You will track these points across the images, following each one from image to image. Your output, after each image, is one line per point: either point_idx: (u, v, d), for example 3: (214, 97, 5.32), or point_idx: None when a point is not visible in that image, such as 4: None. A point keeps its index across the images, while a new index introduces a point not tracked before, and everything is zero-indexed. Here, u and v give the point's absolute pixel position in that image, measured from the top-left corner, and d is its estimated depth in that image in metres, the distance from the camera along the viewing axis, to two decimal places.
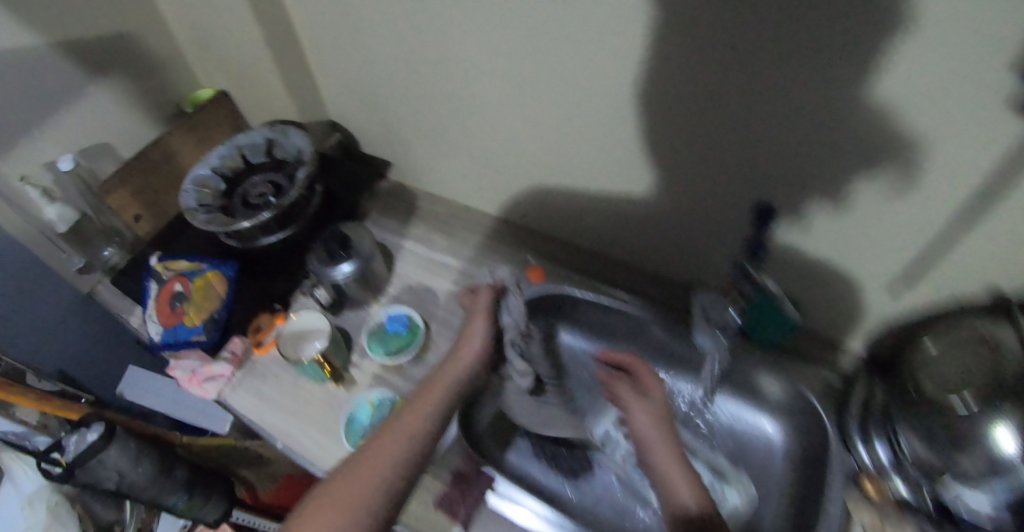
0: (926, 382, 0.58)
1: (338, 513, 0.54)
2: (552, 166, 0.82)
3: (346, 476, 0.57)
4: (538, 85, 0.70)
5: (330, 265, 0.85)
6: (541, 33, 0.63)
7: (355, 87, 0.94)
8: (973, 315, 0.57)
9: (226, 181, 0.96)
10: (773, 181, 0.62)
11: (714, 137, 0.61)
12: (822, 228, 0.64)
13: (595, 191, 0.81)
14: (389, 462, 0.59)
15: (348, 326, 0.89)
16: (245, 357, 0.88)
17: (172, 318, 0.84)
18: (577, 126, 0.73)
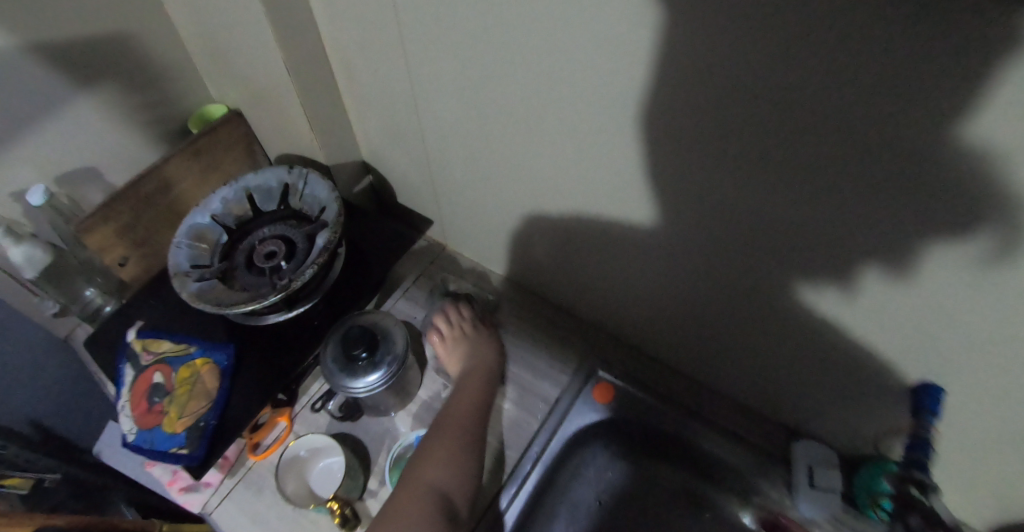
0: None
1: (449, 464, 0.63)
2: (660, 271, 0.66)
3: (435, 443, 0.65)
4: (665, 186, 0.53)
5: (351, 373, 0.66)
6: (701, 137, 0.45)
7: (404, 131, 0.76)
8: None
9: (229, 233, 0.78)
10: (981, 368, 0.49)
11: (839, 241, 0.46)
12: (879, 303, 0.49)
13: (710, 309, 0.66)
14: (468, 427, 0.67)
15: (366, 437, 0.72)
16: (238, 458, 0.72)
17: (151, 418, 0.68)
18: (705, 237, 0.56)
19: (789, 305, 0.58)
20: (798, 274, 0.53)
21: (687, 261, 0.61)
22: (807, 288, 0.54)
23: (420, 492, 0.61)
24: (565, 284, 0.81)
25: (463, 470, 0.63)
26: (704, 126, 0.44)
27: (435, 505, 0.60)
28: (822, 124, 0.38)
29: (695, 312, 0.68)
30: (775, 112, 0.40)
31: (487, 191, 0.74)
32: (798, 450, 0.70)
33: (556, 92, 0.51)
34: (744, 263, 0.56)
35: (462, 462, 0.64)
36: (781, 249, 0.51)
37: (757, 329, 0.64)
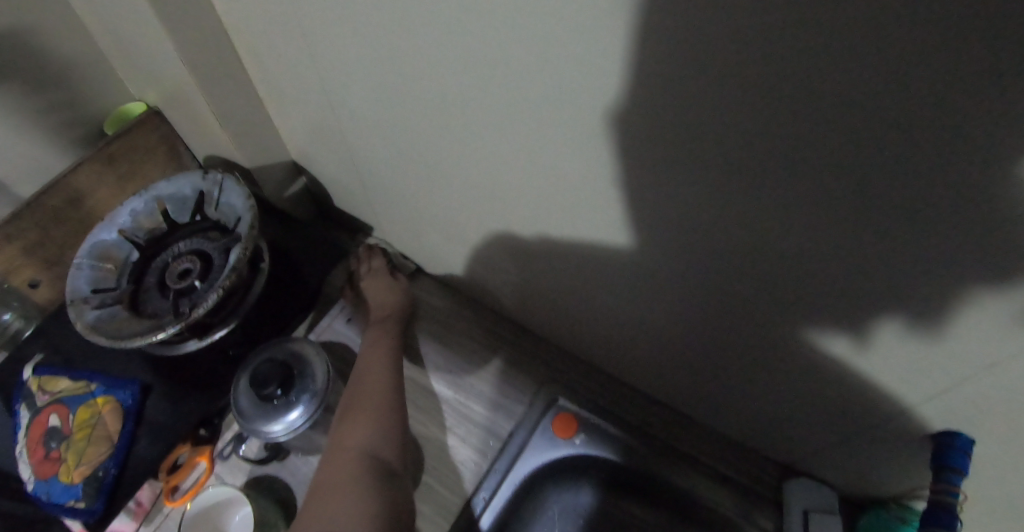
0: None
1: (374, 422, 0.56)
2: (630, 300, 0.54)
3: (351, 406, 0.57)
4: (617, 203, 0.41)
5: (264, 416, 0.55)
6: (654, 139, 0.33)
7: (328, 137, 0.65)
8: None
9: (139, 249, 0.68)
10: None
11: (834, 275, 0.34)
12: (886, 349, 0.39)
13: (692, 342, 0.54)
14: (386, 381, 0.60)
15: (293, 481, 0.62)
16: (153, 507, 0.63)
17: (48, 467, 0.59)
18: (673, 264, 0.44)
19: (783, 342, 0.45)
20: (791, 310, 0.41)
21: (657, 291, 0.49)
22: (805, 325, 0.42)
23: (348, 458, 0.53)
24: (526, 304, 0.69)
25: (392, 423, 0.57)
26: (655, 128, 0.32)
27: (367, 468, 0.52)
28: (815, 120, 0.26)
29: (674, 345, 0.56)
30: (747, 105, 0.27)
31: (429, 202, 0.63)
32: (790, 492, 0.59)
33: (471, 85, 0.39)
34: (723, 295, 0.44)
35: (388, 415, 0.57)
36: (770, 279, 0.39)
37: (748, 366, 0.52)
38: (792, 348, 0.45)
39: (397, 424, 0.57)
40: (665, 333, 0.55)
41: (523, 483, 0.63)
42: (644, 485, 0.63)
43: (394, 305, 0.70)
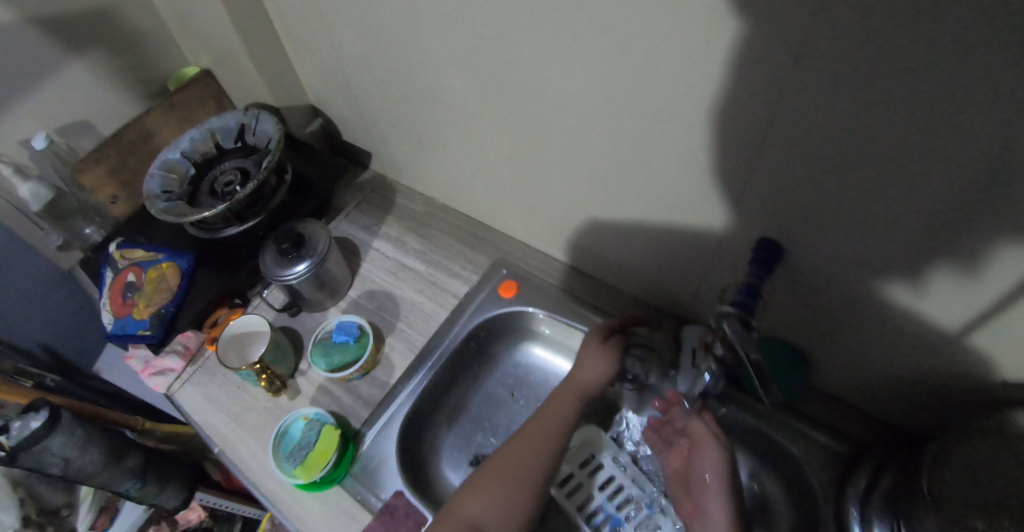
0: (942, 473, 0.57)
1: (495, 501, 0.61)
2: (555, 182, 0.71)
3: (489, 471, 0.63)
4: (524, 78, 0.61)
5: (281, 266, 0.76)
6: (529, 12, 0.53)
7: (332, 76, 0.86)
8: (1016, 413, 0.54)
9: (195, 166, 0.91)
10: (807, 217, 0.53)
11: (646, 109, 0.54)
12: (694, 175, 0.57)
13: (595, 214, 0.72)
14: (531, 463, 0.64)
15: (302, 329, 0.82)
16: (198, 352, 0.85)
17: (125, 309, 0.82)
18: (565, 126, 0.63)
19: (643, 192, 0.63)
20: (644, 156, 0.59)
21: (567, 164, 0.67)
22: (653, 167, 0.59)
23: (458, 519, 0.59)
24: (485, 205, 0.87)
25: (517, 501, 0.61)
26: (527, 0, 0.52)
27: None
28: None
29: (591, 223, 0.73)
30: None
31: (405, 119, 0.82)
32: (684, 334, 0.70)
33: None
34: (604, 154, 0.62)
35: (518, 494, 0.61)
36: (616, 129, 0.58)
37: (636, 226, 0.68)
38: (656, 195, 0.62)
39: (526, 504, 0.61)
40: (578, 210, 0.73)
41: (469, 334, 0.76)
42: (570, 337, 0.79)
43: (587, 381, 0.70)
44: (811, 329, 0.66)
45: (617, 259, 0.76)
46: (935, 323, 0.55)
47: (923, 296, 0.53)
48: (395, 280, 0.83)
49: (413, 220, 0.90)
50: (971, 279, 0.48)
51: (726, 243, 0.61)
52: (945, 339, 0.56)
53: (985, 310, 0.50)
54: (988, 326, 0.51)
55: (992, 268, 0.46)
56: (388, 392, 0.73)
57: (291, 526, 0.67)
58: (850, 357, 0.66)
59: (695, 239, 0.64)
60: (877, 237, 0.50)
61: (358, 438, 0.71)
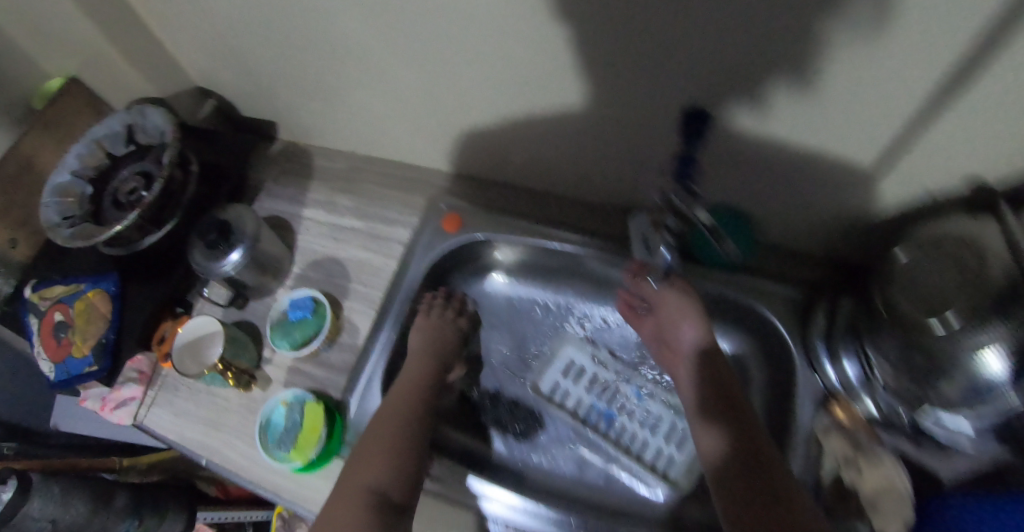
0: (898, 300, 0.59)
1: (383, 463, 0.60)
2: (472, 103, 0.68)
3: (365, 445, 0.62)
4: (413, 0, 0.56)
5: (214, 260, 0.72)
6: None
7: (211, 42, 0.78)
8: (940, 220, 0.57)
9: (90, 182, 0.84)
10: (733, 79, 0.52)
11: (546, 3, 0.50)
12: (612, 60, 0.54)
13: (524, 124, 0.69)
14: (405, 422, 0.64)
15: (256, 318, 0.79)
16: (154, 372, 0.80)
17: (61, 352, 0.77)
18: (469, 41, 0.58)
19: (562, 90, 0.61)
20: (554, 53, 0.56)
21: (477, 80, 0.64)
22: (565, 61, 0.56)
23: (354, 494, 0.58)
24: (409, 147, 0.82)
25: (400, 462, 0.61)
26: None
27: (367, 513, 0.56)
28: None
29: (522, 136, 0.71)
30: None
31: (302, 72, 0.76)
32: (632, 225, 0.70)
33: None
34: (516, 59, 0.58)
35: (398, 456, 0.61)
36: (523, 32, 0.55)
37: (563, 130, 0.67)
38: (577, 88, 0.60)
39: (411, 459, 0.61)
40: (507, 126, 0.70)
41: (427, 271, 0.76)
42: (527, 255, 0.79)
43: (433, 340, 0.73)
44: (751, 182, 0.68)
45: (554, 163, 0.75)
46: (856, 157, 0.57)
47: (843, 132, 0.54)
48: (337, 242, 0.80)
49: (341, 179, 0.86)
50: (887, 99, 0.49)
51: (654, 119, 0.60)
52: (869, 169, 0.58)
53: (898, 133, 0.52)
54: (903, 152, 0.54)
55: (910, 85, 0.46)
56: (360, 353, 0.72)
57: (303, 509, 0.67)
58: (793, 201, 0.68)
59: (625, 123, 0.62)
60: (797, 82, 0.50)
61: (342, 407, 0.70)
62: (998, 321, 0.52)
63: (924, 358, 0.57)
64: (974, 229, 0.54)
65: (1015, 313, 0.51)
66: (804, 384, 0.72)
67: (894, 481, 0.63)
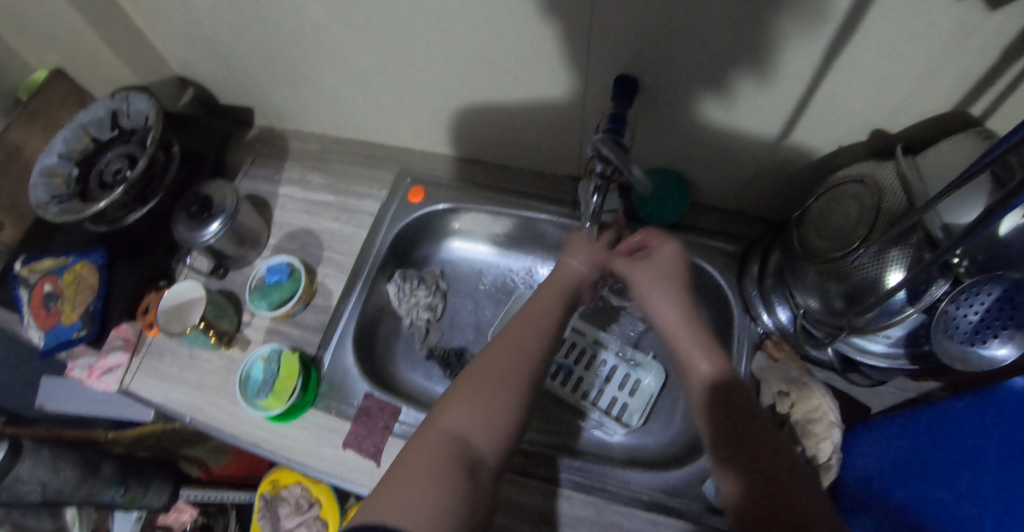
0: (813, 241, 0.67)
1: (479, 410, 0.53)
2: (435, 81, 0.76)
3: (466, 381, 0.56)
4: None
5: (194, 230, 0.78)
6: None
7: (190, 35, 0.84)
8: (847, 169, 0.67)
9: (77, 165, 0.89)
10: (658, 55, 0.62)
11: None
12: (552, 35, 0.62)
13: (482, 99, 0.77)
14: (515, 369, 0.56)
15: (236, 286, 0.85)
16: (139, 340, 0.84)
17: (50, 321, 0.81)
18: (427, 22, 0.66)
19: (512, 65, 0.69)
20: (502, 29, 0.63)
21: (441, 60, 0.72)
22: (511, 37, 0.64)
23: (434, 439, 0.51)
24: (376, 128, 0.90)
25: (501, 413, 0.54)
26: None
27: (451, 460, 0.49)
28: None
29: (480, 112, 0.79)
30: None
31: (276, 61, 0.82)
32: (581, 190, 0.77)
33: None
34: (469, 38, 0.66)
35: (497, 401, 0.54)
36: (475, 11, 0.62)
37: (516, 104, 0.75)
38: (524, 62, 0.67)
39: (510, 415, 0.54)
40: (467, 103, 0.78)
41: (394, 240, 0.84)
42: (487, 222, 0.87)
43: (566, 276, 0.68)
44: (679, 150, 0.77)
45: (508, 136, 0.82)
46: (768, 126, 0.68)
47: (754, 101, 0.65)
48: (310, 215, 0.87)
49: (313, 158, 0.93)
50: (784, 70, 0.60)
51: (590, 86, 0.68)
52: (782, 133, 0.69)
53: (801, 96, 0.63)
54: (805, 113, 0.65)
55: (799, 52, 0.57)
56: (333, 312, 0.79)
57: (280, 456, 0.73)
58: (719, 165, 0.77)
59: (567, 94, 0.71)
60: (707, 55, 0.60)
61: (317, 362, 0.77)
62: (900, 249, 0.58)
63: (849, 290, 0.63)
64: (870, 171, 0.64)
65: (907, 240, 0.58)
66: (742, 330, 0.79)
67: (819, 404, 0.70)
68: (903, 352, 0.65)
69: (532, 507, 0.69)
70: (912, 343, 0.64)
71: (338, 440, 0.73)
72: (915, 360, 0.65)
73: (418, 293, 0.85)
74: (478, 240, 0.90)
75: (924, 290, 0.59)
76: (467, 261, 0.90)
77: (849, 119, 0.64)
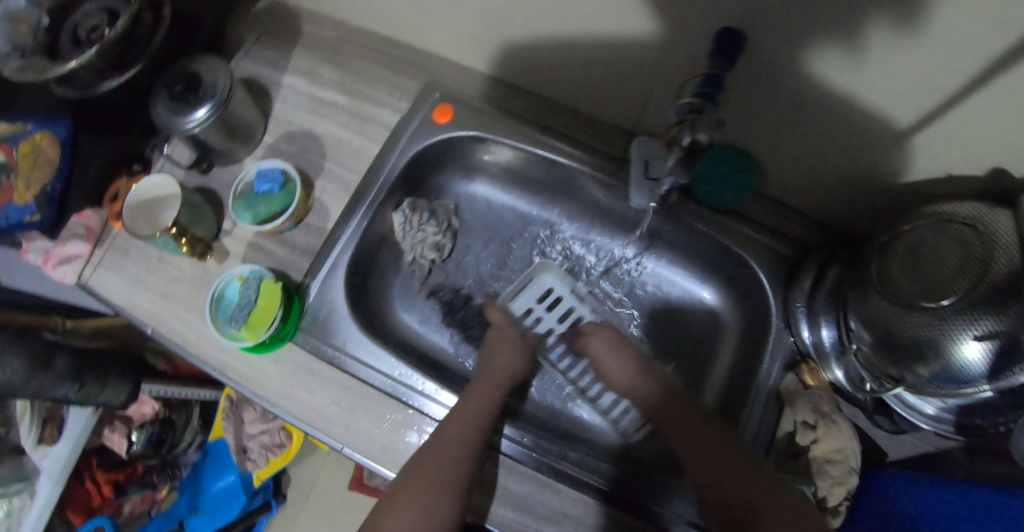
0: (892, 272, 0.55)
1: None
2: None
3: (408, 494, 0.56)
4: None
5: (178, 114, 0.66)
6: None
7: None
8: (947, 203, 0.56)
9: (46, 11, 0.74)
10: (784, 10, 0.48)
11: None
12: None
13: (546, 19, 0.62)
14: (430, 487, 0.55)
15: (219, 186, 0.74)
16: (103, 231, 0.74)
17: (2, 197, 0.70)
18: None
19: None
20: None
21: None
22: None
23: None
24: (407, 26, 0.75)
25: None
26: None
27: None
28: None
29: (538, 33, 0.65)
30: None
31: None
32: (635, 146, 0.69)
33: None
34: None
35: None
36: None
37: (586, 33, 0.61)
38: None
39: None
40: (525, 19, 0.64)
41: (408, 163, 0.73)
42: (521, 163, 0.77)
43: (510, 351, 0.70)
44: (760, 125, 0.64)
45: (564, 68, 0.69)
46: (885, 121, 0.55)
47: (878, 90, 0.52)
48: (314, 115, 0.75)
49: (326, 47, 0.79)
50: (941, 60, 0.46)
51: (686, 24, 0.55)
52: (892, 136, 0.57)
53: (945, 95, 0.49)
54: (935, 122, 0.52)
55: (948, 28, 0.43)
56: (327, 237, 0.70)
57: (248, 389, 0.65)
58: (802, 152, 0.65)
59: (652, 31, 0.57)
60: (846, 21, 0.47)
61: (302, 291, 0.68)
62: (998, 319, 0.48)
63: (913, 345, 0.53)
64: (984, 214, 0.52)
65: (1008, 311, 0.47)
66: (777, 343, 0.70)
67: (844, 444, 0.62)
68: (953, 419, 0.58)
69: (513, 495, 0.62)
70: (966, 413, 0.58)
71: (315, 384, 0.65)
72: (960, 431, 0.58)
73: (426, 229, 0.75)
74: (504, 182, 0.81)
75: (1004, 374, 0.49)
76: (486, 200, 0.82)
77: (983, 144, 0.52)
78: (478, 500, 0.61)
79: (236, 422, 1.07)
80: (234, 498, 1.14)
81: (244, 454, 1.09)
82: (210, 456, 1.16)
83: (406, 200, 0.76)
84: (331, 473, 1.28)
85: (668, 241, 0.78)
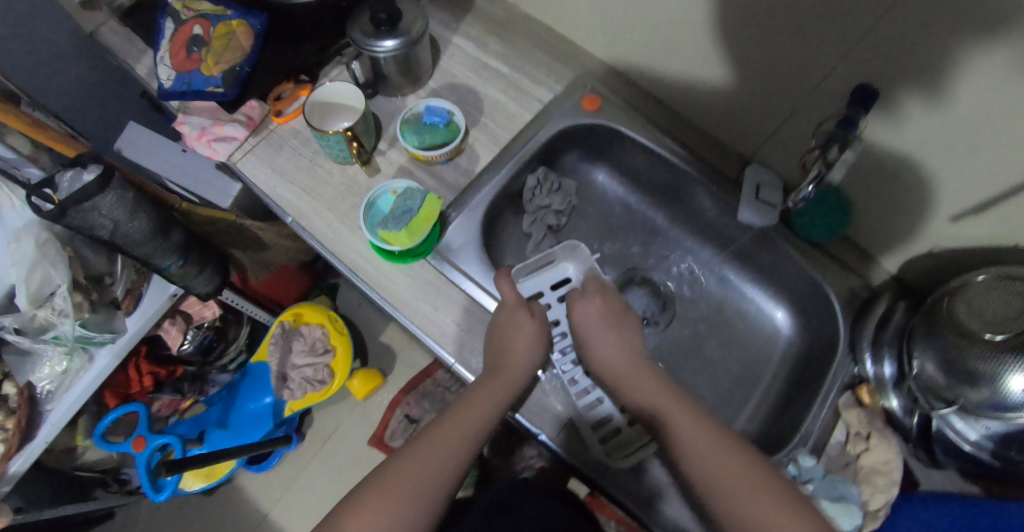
0: (963, 316, 0.64)
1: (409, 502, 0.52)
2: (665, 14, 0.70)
3: (390, 481, 0.53)
4: None
5: (370, 37, 0.73)
6: None
7: None
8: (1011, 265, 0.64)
9: None
10: (911, 95, 0.59)
11: None
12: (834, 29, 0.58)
13: (705, 53, 0.72)
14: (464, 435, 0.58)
15: (380, 112, 0.81)
16: (261, 123, 0.79)
17: (188, 65, 0.76)
18: None
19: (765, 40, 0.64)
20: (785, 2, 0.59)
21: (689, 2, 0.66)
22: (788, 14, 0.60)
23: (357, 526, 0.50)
24: (570, 25, 0.84)
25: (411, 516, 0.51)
26: None
27: None
28: None
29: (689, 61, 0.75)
30: None
31: None
32: (752, 171, 0.79)
33: None
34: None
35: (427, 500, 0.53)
36: None
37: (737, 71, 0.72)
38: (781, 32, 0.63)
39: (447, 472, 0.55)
40: (680, 51, 0.74)
41: (550, 138, 0.82)
42: (643, 162, 0.86)
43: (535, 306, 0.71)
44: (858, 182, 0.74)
45: (702, 93, 0.79)
46: (970, 192, 0.63)
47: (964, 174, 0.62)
48: (478, 75, 0.83)
49: (495, 23, 0.88)
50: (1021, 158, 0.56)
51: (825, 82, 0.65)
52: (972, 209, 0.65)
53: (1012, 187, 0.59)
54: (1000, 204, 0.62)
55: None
56: (473, 179, 0.77)
57: (376, 292, 0.71)
58: (889, 215, 0.74)
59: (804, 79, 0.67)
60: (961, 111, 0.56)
61: (444, 219, 0.75)
62: None
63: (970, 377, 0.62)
64: None
65: None
66: (839, 367, 0.77)
67: (891, 458, 0.70)
68: (990, 448, 0.66)
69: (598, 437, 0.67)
70: (1004, 444, 0.66)
71: (438, 301, 0.71)
72: (996, 458, 0.66)
73: (554, 197, 0.85)
74: (622, 176, 0.91)
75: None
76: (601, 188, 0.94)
77: None
78: (566, 437, 0.66)
79: (284, 350, 1.15)
80: (262, 422, 1.18)
81: (282, 382, 1.15)
82: (249, 376, 1.17)
83: (541, 168, 0.84)
84: (352, 422, 1.30)
85: (753, 262, 0.88)
